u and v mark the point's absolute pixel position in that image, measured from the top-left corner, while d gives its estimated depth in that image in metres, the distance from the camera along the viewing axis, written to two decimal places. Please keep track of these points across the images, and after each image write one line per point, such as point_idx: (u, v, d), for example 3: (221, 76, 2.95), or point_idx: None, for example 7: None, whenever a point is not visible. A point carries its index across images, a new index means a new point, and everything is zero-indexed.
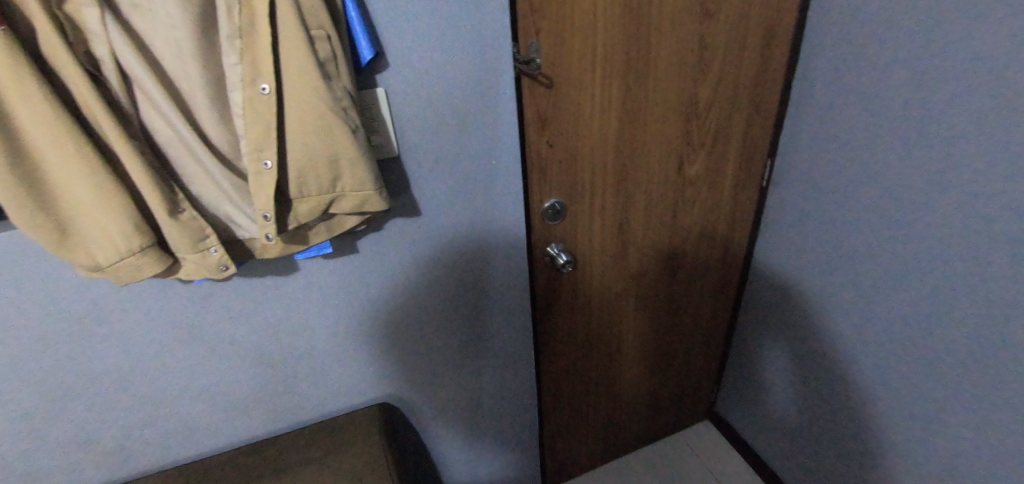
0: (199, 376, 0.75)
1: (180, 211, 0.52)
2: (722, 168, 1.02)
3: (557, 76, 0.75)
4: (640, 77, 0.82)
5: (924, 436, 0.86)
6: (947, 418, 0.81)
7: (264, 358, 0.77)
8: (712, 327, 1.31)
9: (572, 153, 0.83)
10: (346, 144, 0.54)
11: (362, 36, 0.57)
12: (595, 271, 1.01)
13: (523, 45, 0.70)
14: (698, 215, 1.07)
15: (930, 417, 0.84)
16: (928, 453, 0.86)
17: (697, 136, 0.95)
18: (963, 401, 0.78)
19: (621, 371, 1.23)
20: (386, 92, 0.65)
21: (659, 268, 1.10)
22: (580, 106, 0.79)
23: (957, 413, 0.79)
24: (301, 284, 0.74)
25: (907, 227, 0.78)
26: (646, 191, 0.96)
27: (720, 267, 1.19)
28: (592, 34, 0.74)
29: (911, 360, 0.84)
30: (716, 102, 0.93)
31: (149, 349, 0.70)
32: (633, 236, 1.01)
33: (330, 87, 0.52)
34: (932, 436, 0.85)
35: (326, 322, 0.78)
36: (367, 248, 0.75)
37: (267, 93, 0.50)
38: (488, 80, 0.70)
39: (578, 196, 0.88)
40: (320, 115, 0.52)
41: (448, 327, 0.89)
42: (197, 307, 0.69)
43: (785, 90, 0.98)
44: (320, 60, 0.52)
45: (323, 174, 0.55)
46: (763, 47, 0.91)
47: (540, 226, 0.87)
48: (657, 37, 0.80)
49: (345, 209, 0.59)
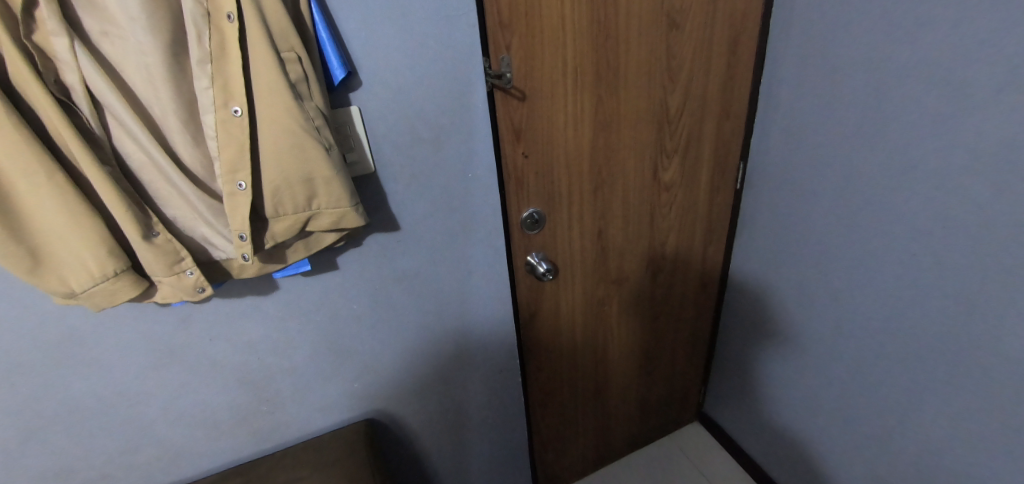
0: (182, 399, 0.74)
1: (154, 235, 0.52)
2: (696, 173, 1.05)
3: (530, 89, 0.77)
4: (611, 88, 0.85)
5: (902, 424, 0.89)
6: (923, 406, 0.84)
7: (247, 378, 0.77)
8: (696, 329, 1.34)
9: (548, 164, 0.85)
10: (320, 162, 0.55)
11: (333, 57, 0.58)
12: (578, 279, 1.03)
13: (494, 60, 0.72)
14: (676, 220, 1.09)
15: (907, 405, 0.87)
16: (907, 441, 0.89)
17: (670, 143, 0.98)
18: (937, 389, 0.81)
19: (608, 376, 1.24)
20: (360, 110, 0.66)
21: (640, 272, 1.12)
22: (554, 118, 0.82)
23: (932, 398, 0.82)
24: (282, 302, 0.74)
25: (877, 221, 0.82)
26: (624, 198, 0.99)
27: (700, 269, 1.22)
28: (562, 48, 0.76)
29: (886, 351, 0.87)
30: (687, 110, 0.96)
31: (128, 374, 0.69)
32: (613, 243, 1.03)
33: (303, 107, 0.53)
34: (909, 425, 0.88)
35: (310, 338, 0.79)
36: (347, 263, 0.75)
37: (240, 114, 0.51)
38: (464, 95, 0.72)
39: (556, 205, 0.90)
40: (293, 135, 0.53)
41: (434, 339, 0.90)
42: (177, 328, 0.69)
43: (752, 95, 1.02)
44: (292, 81, 0.53)
45: (299, 192, 0.56)
46: (729, 56, 0.95)
47: (518, 236, 0.89)
48: (626, 49, 0.83)
49: (322, 226, 0.60)
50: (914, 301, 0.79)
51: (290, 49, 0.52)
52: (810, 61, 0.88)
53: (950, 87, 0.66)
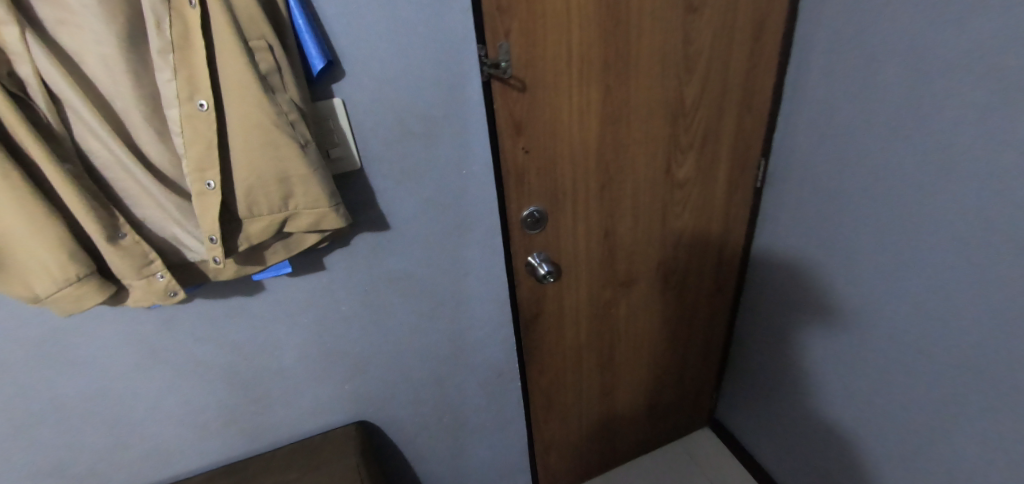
0: (169, 398, 0.73)
1: (121, 236, 0.49)
2: (713, 170, 0.98)
3: (531, 79, 0.71)
4: (621, 77, 0.79)
5: (931, 444, 0.83)
6: (956, 426, 0.77)
7: (234, 379, 0.75)
8: (709, 332, 1.28)
9: (551, 159, 0.80)
10: (295, 160, 0.52)
11: (312, 45, 0.54)
12: (583, 281, 0.97)
13: (492, 48, 0.66)
14: (691, 220, 1.03)
15: (937, 424, 0.80)
16: (936, 461, 0.83)
17: (685, 138, 0.91)
18: (972, 409, 0.74)
19: (615, 380, 1.19)
20: (344, 102, 0.62)
21: (650, 275, 1.06)
22: (557, 110, 0.76)
23: (966, 419, 0.75)
24: (267, 303, 0.71)
25: (914, 226, 0.74)
26: (633, 196, 0.92)
27: (714, 271, 1.15)
28: (567, 34, 0.70)
29: (915, 366, 0.81)
30: (704, 102, 0.89)
31: (113, 373, 0.68)
32: (621, 243, 0.97)
33: (274, 100, 0.49)
34: (939, 445, 0.82)
35: (297, 340, 0.76)
36: (333, 264, 0.72)
37: (206, 109, 0.47)
38: (457, 87, 0.67)
39: (560, 203, 0.85)
40: (264, 130, 0.49)
41: (429, 342, 0.86)
42: (160, 329, 0.67)
43: (777, 86, 0.94)
44: (263, 73, 0.49)
45: (273, 191, 0.53)
46: (752, 44, 0.87)
47: (519, 236, 0.84)
48: (638, 35, 0.76)
49: (301, 227, 0.57)
50: (956, 314, 0.72)
51: (260, 38, 0.48)
52: (842, 46, 0.79)
53: (1002, 78, 0.59)
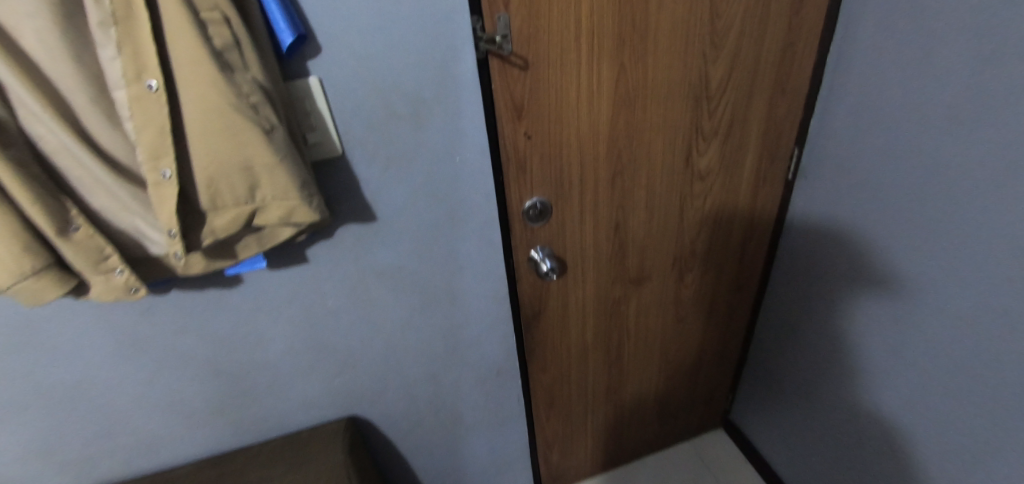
0: (154, 388, 0.71)
1: (73, 229, 0.45)
2: (739, 159, 0.90)
3: (534, 55, 0.64)
4: (637, 54, 0.70)
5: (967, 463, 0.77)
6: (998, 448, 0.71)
7: (220, 371, 0.73)
8: (726, 331, 1.20)
9: (556, 146, 0.72)
10: (258, 148, 0.46)
11: (279, 16, 0.47)
12: (590, 277, 0.91)
13: (489, 20, 0.59)
14: (713, 213, 0.95)
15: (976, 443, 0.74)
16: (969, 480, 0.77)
17: (708, 123, 0.82)
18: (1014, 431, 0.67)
19: (622, 379, 1.13)
20: (320, 82, 0.55)
21: (665, 271, 0.99)
22: (564, 91, 0.68)
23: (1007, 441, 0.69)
24: (248, 297, 0.68)
25: (971, 227, 0.66)
26: (647, 187, 0.84)
27: (735, 268, 1.08)
28: (576, 4, 0.62)
29: (955, 378, 0.74)
30: (731, 83, 0.80)
31: (95, 362, 0.66)
32: (633, 238, 0.90)
33: (232, 81, 0.44)
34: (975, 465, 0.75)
35: (282, 335, 0.73)
36: (317, 256, 0.67)
37: (155, 90, 0.42)
38: (447, 66, 0.60)
39: (565, 194, 0.78)
40: (222, 114, 0.44)
41: (423, 338, 0.82)
42: (138, 320, 0.64)
43: (818, 67, 0.86)
44: (218, 48, 0.43)
45: (237, 182, 0.48)
46: (790, 17, 0.78)
47: (520, 229, 0.78)
48: (658, 5, 0.67)
49: (271, 221, 0.52)
50: (1014, 327, 0.64)
51: (213, 8, 0.42)
52: (891, 24, 0.72)
53: None
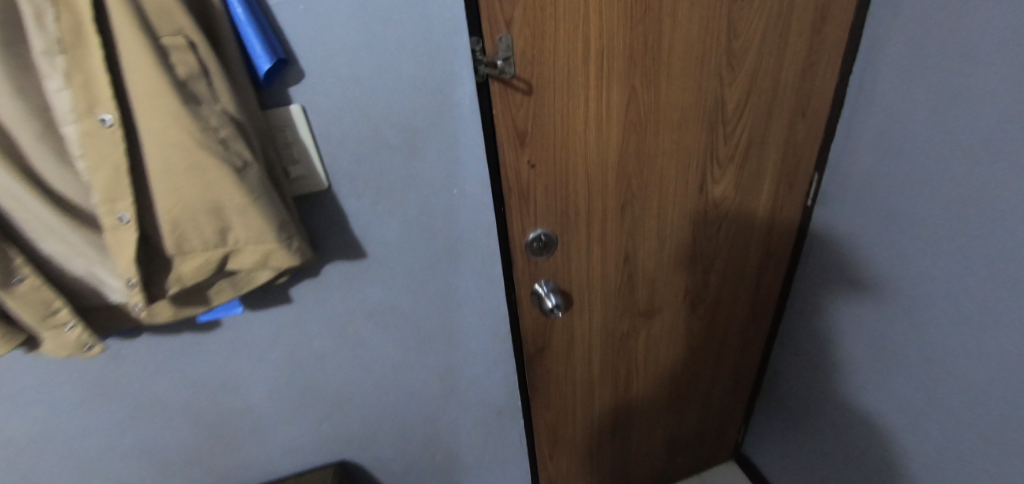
0: (125, 438, 0.65)
1: (15, 282, 0.40)
2: (756, 186, 0.85)
3: (538, 79, 0.59)
4: (649, 77, 0.65)
5: None
6: None
7: (197, 418, 0.67)
8: (740, 363, 1.14)
9: (561, 174, 0.67)
10: (228, 188, 0.41)
11: (254, 39, 0.42)
12: (598, 311, 0.85)
13: (490, 41, 0.54)
14: (728, 242, 0.89)
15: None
16: None
17: (724, 149, 0.77)
18: None
19: (631, 414, 1.07)
20: (303, 109, 0.50)
21: (676, 303, 0.93)
22: (570, 117, 0.63)
23: None
24: (227, 339, 0.62)
25: (1012, 266, 0.62)
26: (659, 217, 0.79)
27: (750, 298, 1.02)
28: (583, 24, 0.57)
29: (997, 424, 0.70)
30: (749, 107, 0.75)
31: (57, 413, 0.60)
32: (644, 269, 0.84)
33: (198, 113, 0.38)
34: None
35: (264, 379, 0.67)
36: (301, 296, 0.62)
37: (110, 126, 0.37)
38: (444, 92, 0.55)
39: (571, 225, 0.72)
40: (186, 152, 0.39)
41: (419, 377, 0.77)
42: (106, 367, 0.58)
43: (839, 89, 0.81)
44: (181, 77, 0.38)
45: (205, 224, 0.42)
46: (811, 37, 0.73)
47: (523, 262, 0.73)
48: (671, 25, 0.62)
49: (246, 266, 0.46)
50: None
51: (176, 32, 0.37)
52: (921, 48, 0.68)
53: None
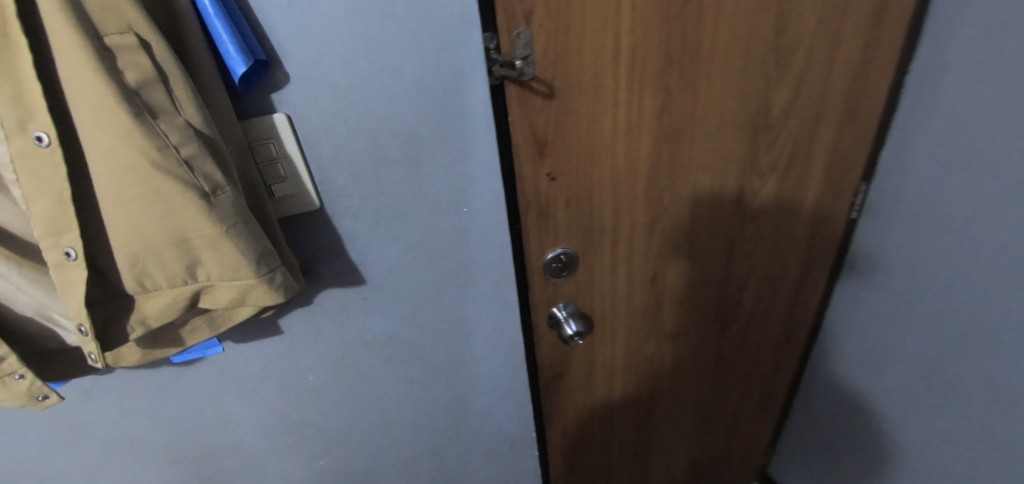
0: (102, 479, 0.59)
1: None
2: (798, 199, 0.76)
3: (561, 81, 0.51)
4: (686, 78, 0.57)
5: None
6: None
7: (181, 457, 0.61)
8: (770, 385, 1.06)
9: (585, 189, 0.59)
10: (194, 217, 0.34)
11: (226, 37, 0.35)
12: (621, 335, 0.78)
13: (506, 37, 0.47)
14: (763, 259, 0.81)
15: None
16: None
17: (766, 159, 0.69)
18: None
19: (652, 440, 1.00)
20: (289, 119, 0.43)
21: (705, 325, 0.85)
22: (597, 124, 0.55)
23: None
24: (212, 374, 0.56)
25: None
26: (690, 233, 0.71)
27: (785, 318, 0.94)
28: (614, 17, 0.49)
29: None
30: (795, 111, 0.66)
31: (25, 455, 0.54)
32: (672, 289, 0.77)
33: (155, 130, 0.31)
34: None
35: (254, 416, 0.61)
36: (293, 326, 0.56)
37: (47, 145, 0.30)
38: (454, 99, 0.48)
39: (595, 243, 0.65)
40: (142, 176, 0.32)
41: (425, 408, 0.71)
42: (77, 406, 0.52)
43: (895, 91, 0.72)
44: (132, 84, 0.30)
45: (170, 259, 0.36)
46: (867, 30, 0.64)
47: (540, 284, 0.65)
48: (714, 17, 0.54)
49: (221, 304, 0.40)
50: None
51: (126, 29, 0.30)
52: (1002, 42, 0.59)
53: None
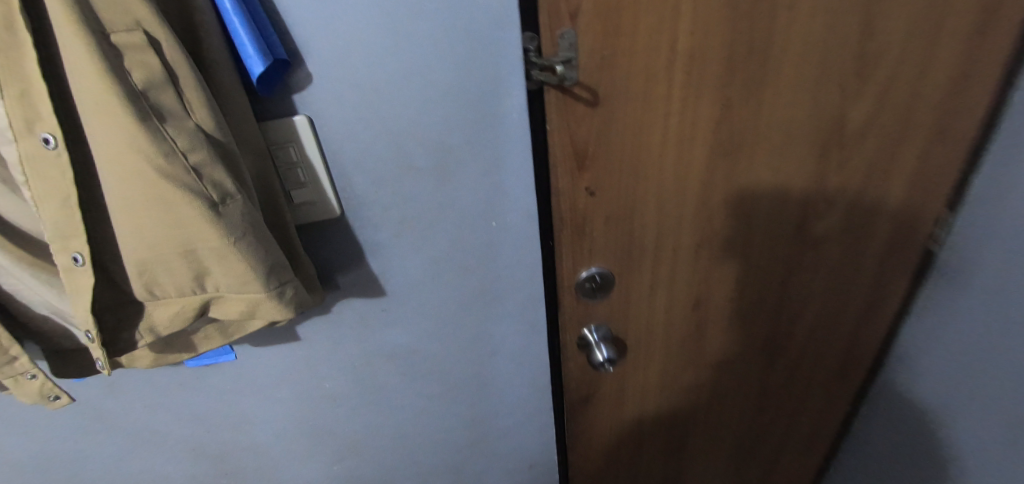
0: (127, 466, 0.60)
1: None
2: (869, 225, 0.67)
3: (607, 87, 0.45)
4: (750, 87, 0.50)
5: None
6: None
7: (200, 453, 0.61)
8: (818, 424, 0.96)
9: (626, 206, 0.54)
10: (201, 227, 0.32)
11: (244, 36, 0.32)
12: (655, 362, 0.72)
13: (548, 37, 0.41)
14: (822, 290, 0.73)
15: None
16: None
17: (834, 180, 0.61)
18: None
19: (682, 471, 0.93)
20: (310, 121, 0.40)
21: (750, 357, 0.78)
22: (644, 136, 0.50)
23: None
24: (230, 376, 0.55)
25: None
26: (741, 258, 0.64)
27: (842, 355, 0.84)
28: (671, 17, 0.43)
29: None
30: (874, 128, 0.58)
31: (60, 436, 0.56)
32: (716, 317, 0.70)
33: (161, 135, 0.29)
34: None
35: (270, 420, 0.60)
36: (310, 334, 0.54)
37: (54, 147, 0.29)
38: (487, 104, 0.44)
39: (633, 264, 0.59)
40: (149, 184, 0.30)
41: (442, 422, 0.68)
42: (104, 397, 0.53)
43: (998, 108, 0.62)
44: (139, 85, 0.28)
45: (179, 268, 0.34)
46: (973, 37, 0.54)
47: (573, 305, 0.60)
48: (788, 19, 0.47)
49: (231, 315, 0.38)
50: None
51: (134, 26, 0.28)
52: None
53: None
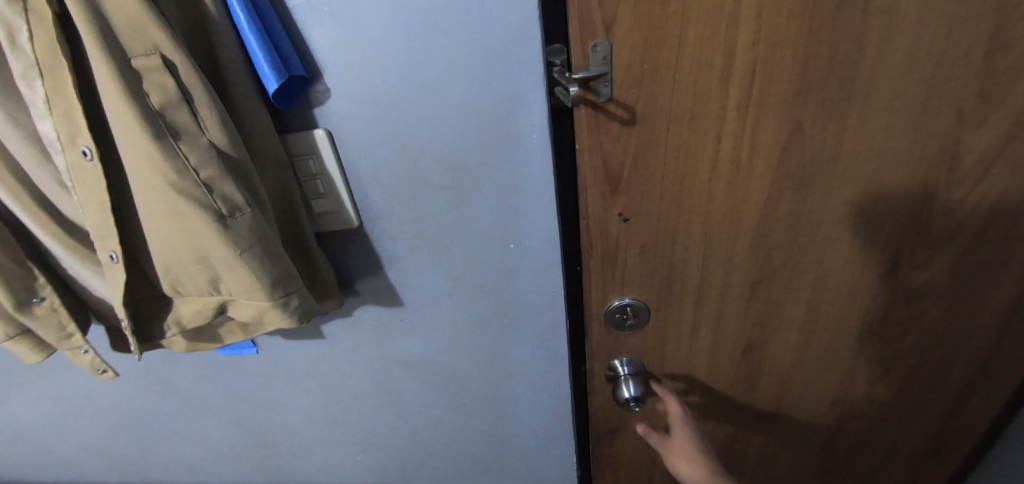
0: (184, 424, 0.68)
1: (38, 300, 0.39)
2: (990, 280, 0.54)
3: (647, 105, 0.40)
4: (828, 109, 0.42)
5: None
6: None
7: (241, 423, 0.67)
8: None
9: (667, 236, 0.48)
10: (209, 237, 0.33)
11: (260, 55, 0.33)
12: (692, 405, 0.65)
13: (578, 50, 0.37)
14: (912, 351, 0.61)
15: None
16: None
17: (941, 223, 0.49)
18: None
19: None
20: (330, 134, 0.41)
21: (813, 414, 0.67)
22: (690, 161, 0.43)
23: None
24: (265, 361, 0.60)
25: None
26: (806, 304, 0.55)
27: (940, 428, 0.69)
28: (729, 26, 0.37)
29: None
30: (1005, 162, 0.46)
31: (132, 392, 0.65)
32: (770, 366, 0.61)
33: (175, 151, 0.31)
34: None
35: (300, 404, 0.65)
36: (334, 332, 0.57)
37: (91, 158, 0.31)
38: (505, 123, 0.41)
39: (671, 300, 0.53)
40: (164, 195, 0.32)
41: (458, 431, 0.68)
42: (167, 364, 0.61)
43: None
44: (156, 105, 0.30)
45: (195, 272, 0.36)
46: None
47: (599, 337, 0.55)
48: (883, 30, 0.38)
49: (244, 317, 0.39)
50: None
51: (152, 50, 0.29)
52: None
53: None
